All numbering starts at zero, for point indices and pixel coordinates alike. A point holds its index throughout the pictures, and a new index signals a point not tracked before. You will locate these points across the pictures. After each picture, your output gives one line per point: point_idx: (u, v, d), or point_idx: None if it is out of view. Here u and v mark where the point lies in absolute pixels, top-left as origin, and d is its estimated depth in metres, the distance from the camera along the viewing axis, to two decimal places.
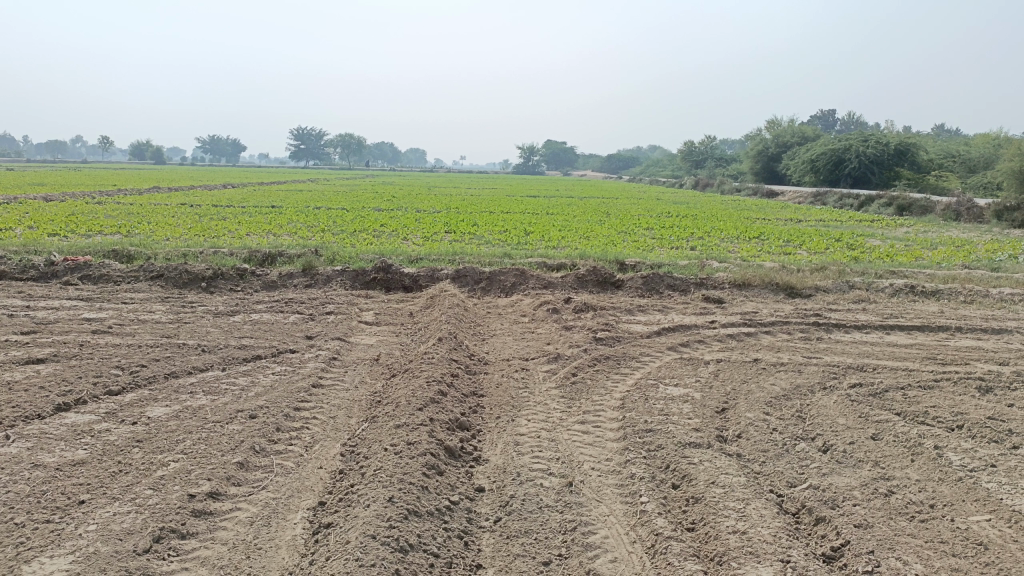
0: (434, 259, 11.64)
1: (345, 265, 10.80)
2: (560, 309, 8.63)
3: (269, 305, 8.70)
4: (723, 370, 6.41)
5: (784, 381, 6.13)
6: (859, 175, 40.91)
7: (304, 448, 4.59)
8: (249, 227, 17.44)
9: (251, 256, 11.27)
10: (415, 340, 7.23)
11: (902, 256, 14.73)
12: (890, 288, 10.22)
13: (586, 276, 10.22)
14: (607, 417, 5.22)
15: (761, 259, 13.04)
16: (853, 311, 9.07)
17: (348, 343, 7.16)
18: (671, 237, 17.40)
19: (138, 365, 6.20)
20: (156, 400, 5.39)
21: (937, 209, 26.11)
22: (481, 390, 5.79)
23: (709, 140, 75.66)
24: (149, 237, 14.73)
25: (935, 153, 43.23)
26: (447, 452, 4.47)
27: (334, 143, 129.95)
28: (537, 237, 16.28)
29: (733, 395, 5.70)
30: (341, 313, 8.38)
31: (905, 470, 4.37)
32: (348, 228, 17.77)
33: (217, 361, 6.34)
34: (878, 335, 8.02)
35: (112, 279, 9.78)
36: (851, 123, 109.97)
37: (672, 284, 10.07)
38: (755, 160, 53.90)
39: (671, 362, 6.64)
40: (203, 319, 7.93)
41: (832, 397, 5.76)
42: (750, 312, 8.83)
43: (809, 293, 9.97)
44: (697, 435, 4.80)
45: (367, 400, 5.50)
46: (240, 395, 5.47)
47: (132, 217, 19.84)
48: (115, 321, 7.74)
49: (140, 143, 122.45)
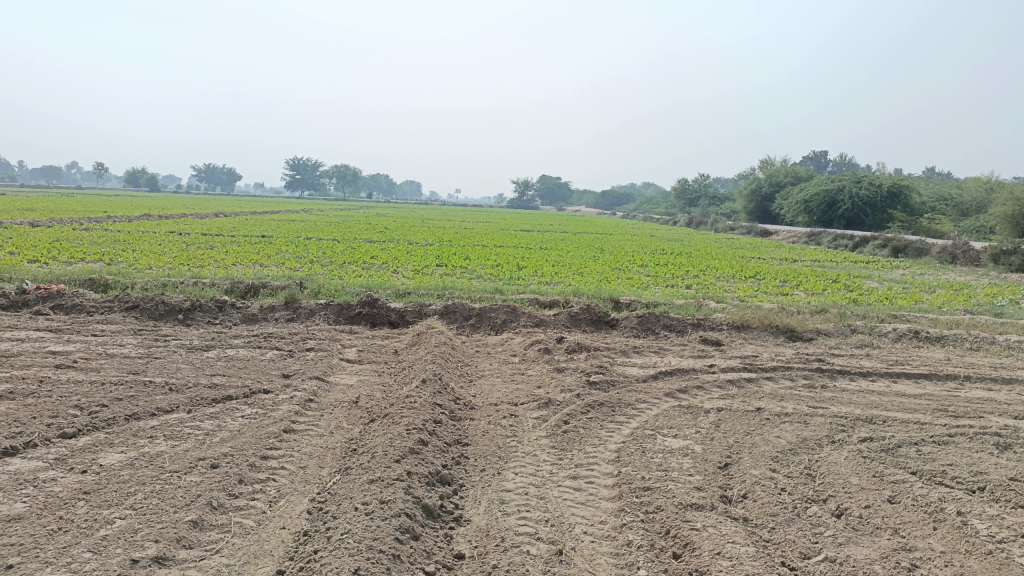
0: (423, 293, 11.29)
1: (330, 298, 10.42)
2: (552, 349, 8.24)
3: (247, 340, 8.29)
4: (725, 419, 6.02)
5: (789, 434, 5.74)
6: (853, 217, 40.93)
7: (267, 505, 4.17)
8: (236, 257, 17.07)
9: (233, 287, 10.88)
10: (398, 381, 6.82)
11: (901, 299, 14.46)
12: (893, 333, 9.89)
13: (579, 314, 9.85)
14: (601, 472, 4.81)
15: (759, 299, 12.73)
16: (857, 356, 8.72)
17: (326, 383, 6.75)
18: (666, 275, 17.09)
19: (98, 405, 5.78)
20: (111, 446, 4.95)
21: (932, 251, 25.95)
22: (466, 438, 5.38)
23: (703, 178, 75.96)
24: (131, 265, 14.35)
25: (927, 195, 43.32)
26: (425, 511, 4.07)
27: (330, 174, 130.31)
28: (530, 273, 15.97)
29: (736, 448, 5.31)
30: (322, 350, 7.98)
31: (929, 541, 3.97)
32: (338, 260, 17.42)
33: (184, 402, 5.92)
34: (884, 383, 7.65)
35: (85, 309, 9.37)
36: (843, 165, 110.94)
37: (669, 324, 9.72)
38: (748, 200, 54.03)
39: (669, 410, 6.24)
40: (175, 355, 7.51)
41: (842, 452, 5.37)
42: (750, 356, 8.47)
43: (810, 336, 9.62)
44: (699, 495, 4.41)
45: (342, 448, 5.08)
46: (203, 441, 5.04)
47: (117, 244, 19.42)
48: (81, 355, 7.31)
49: (135, 171, 122.56)
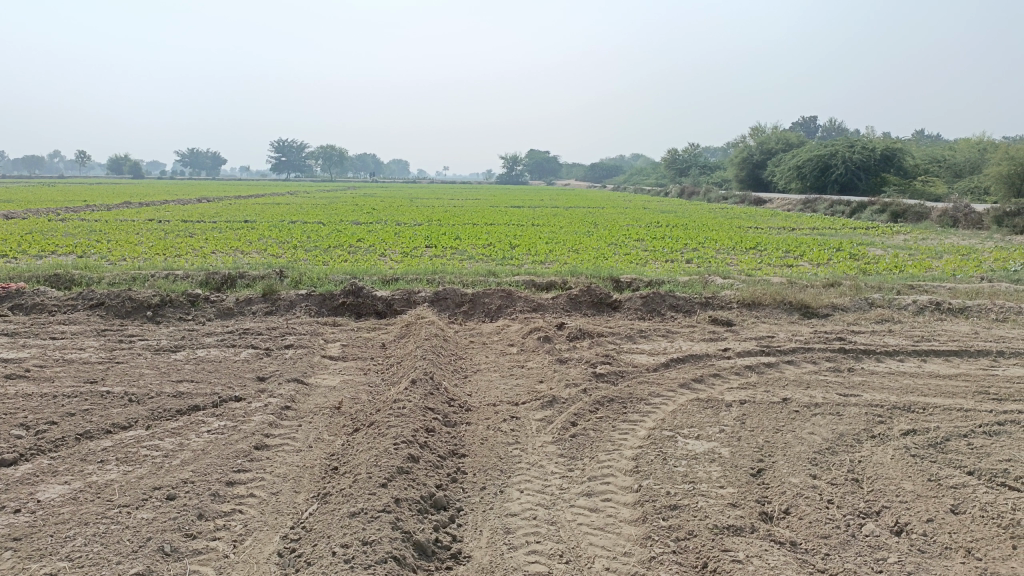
0: (412, 278, 10.60)
1: (312, 287, 9.73)
2: (553, 337, 7.60)
3: (221, 338, 7.61)
4: (750, 414, 5.40)
5: (824, 430, 5.12)
6: (846, 181, 40.27)
7: (231, 547, 3.54)
8: (215, 244, 16.38)
9: (208, 279, 10.18)
10: (386, 382, 6.17)
11: (910, 267, 13.86)
12: (913, 305, 9.29)
13: (579, 297, 9.20)
14: (618, 486, 4.19)
15: (764, 273, 12.11)
16: (879, 333, 8.10)
17: (306, 386, 6.10)
18: (664, 249, 16.44)
19: (45, 423, 5.10)
20: (53, 475, 4.28)
21: (931, 215, 25.30)
22: (462, 449, 4.76)
23: (693, 147, 75.07)
24: (104, 258, 13.63)
25: (921, 158, 42.65)
26: (416, 550, 3.44)
27: (316, 155, 128.87)
28: (523, 251, 15.33)
29: (769, 450, 4.69)
30: (302, 347, 7.31)
31: (1012, 565, 3.39)
32: (323, 244, 16.74)
33: (144, 416, 5.26)
34: (915, 364, 7.04)
35: (46, 309, 8.67)
36: (833, 130, 110.33)
37: (675, 304, 9.09)
38: (740, 168, 53.23)
39: (687, 405, 5.61)
40: (139, 359, 6.83)
41: (887, 451, 4.78)
42: (766, 337, 7.85)
43: (826, 312, 9.00)
44: (735, 514, 3.79)
45: (322, 468, 4.45)
46: (159, 466, 4.39)
47: (92, 235, 18.57)
48: (35, 363, 6.62)
49: (117, 158, 120.80)
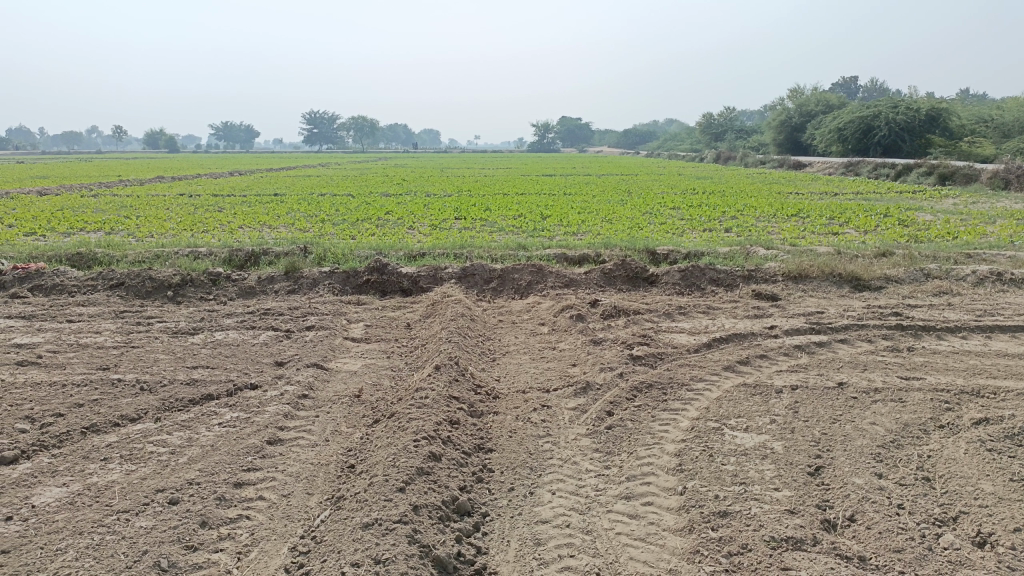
0: (439, 253, 10.22)
1: (336, 264, 9.39)
2: (586, 315, 7.18)
3: (241, 319, 7.32)
4: (804, 401, 4.95)
5: (886, 419, 4.66)
6: (889, 143, 38.87)
7: (234, 561, 3.22)
8: (243, 219, 16.18)
9: (231, 256, 9.91)
10: (410, 367, 5.82)
11: (964, 233, 13.11)
12: (973, 276, 8.68)
13: (614, 271, 8.74)
14: (660, 487, 3.80)
15: (809, 242, 11.50)
16: (937, 308, 7.54)
17: (326, 371, 5.78)
18: (701, 217, 15.87)
19: (51, 415, 4.84)
20: (53, 475, 4.01)
21: (981, 177, 24.17)
22: (489, 443, 4.40)
23: (728, 112, 73.25)
24: (131, 235, 13.48)
25: (968, 118, 40.98)
26: (436, 567, 3.11)
27: (347, 127, 128.72)
28: (554, 222, 14.88)
29: (827, 444, 4.25)
30: (324, 328, 6.98)
31: None
32: (351, 217, 16.46)
33: (154, 406, 4.98)
34: (980, 342, 6.49)
35: (66, 289, 8.46)
36: (874, 91, 107.06)
37: (715, 278, 8.61)
38: (778, 131, 51.84)
39: (733, 391, 5.18)
40: (155, 343, 6.56)
41: (959, 445, 4.30)
42: (815, 312, 7.35)
43: (878, 284, 8.44)
44: (794, 523, 3.38)
45: (338, 465, 4.12)
46: (165, 465, 4.10)
47: (123, 211, 18.46)
48: (49, 348, 6.38)
49: (152, 133, 122.11)
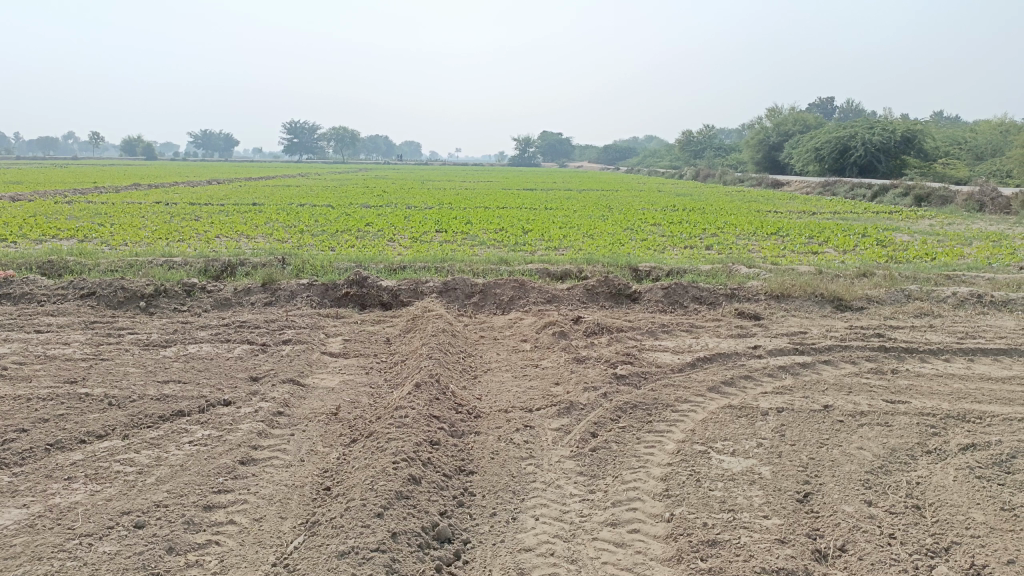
0: (420, 267, 10.09)
1: (314, 277, 9.23)
2: (569, 332, 7.08)
3: (216, 331, 7.14)
4: (790, 424, 4.87)
5: (874, 444, 4.60)
6: (865, 164, 39.35)
7: None
8: (220, 228, 15.95)
9: (206, 266, 9.71)
10: (389, 384, 5.68)
11: (941, 254, 13.20)
12: (953, 298, 8.70)
13: (596, 288, 8.66)
14: (647, 514, 3.69)
15: (790, 261, 11.51)
16: (920, 330, 7.52)
17: (303, 387, 5.62)
18: (682, 234, 15.88)
19: (14, 431, 4.64)
20: (13, 496, 3.83)
21: (957, 199, 24.45)
22: (470, 465, 4.27)
23: (708, 129, 73.91)
24: (105, 243, 13.22)
25: (943, 140, 41.61)
26: None
27: (328, 137, 128.23)
28: (536, 237, 14.80)
29: (815, 469, 4.17)
30: (301, 342, 6.82)
31: None
32: (330, 228, 16.28)
33: (123, 423, 4.80)
34: (963, 365, 6.47)
35: (35, 298, 8.22)
36: (851, 112, 108.63)
37: (698, 296, 8.55)
38: (757, 150, 52.33)
39: (719, 412, 5.09)
40: (126, 355, 6.35)
41: (948, 472, 4.24)
42: (799, 332, 7.30)
43: (860, 305, 8.43)
44: (785, 554, 3.28)
45: (314, 487, 3.97)
46: (132, 485, 3.93)
47: (97, 218, 18.13)
48: (15, 360, 6.16)
49: (130, 140, 120.95)
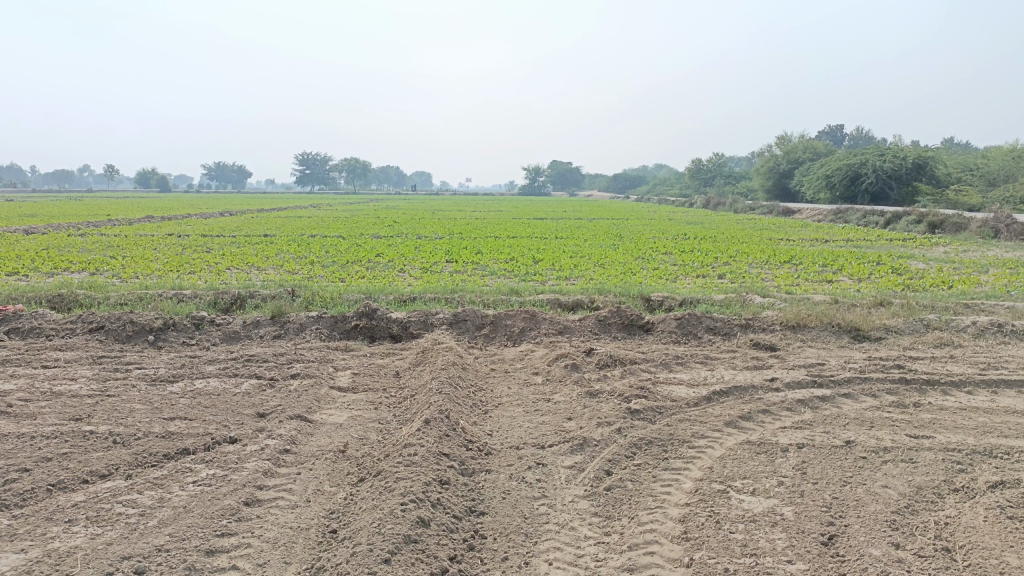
0: (430, 297, 10.02)
1: (324, 309, 9.16)
2: (582, 365, 6.95)
3: (224, 366, 7.06)
4: (812, 461, 4.72)
5: (899, 482, 4.44)
6: (877, 191, 39.22)
7: None
8: (232, 260, 15.98)
9: (216, 298, 9.67)
10: (398, 420, 5.56)
11: (958, 282, 13.02)
12: (973, 327, 8.52)
13: (608, 319, 8.55)
14: (665, 558, 3.55)
15: (804, 290, 11.37)
16: (940, 360, 7.35)
17: (310, 424, 5.51)
18: (694, 263, 15.76)
19: (15, 470, 4.55)
20: (11, 540, 3.72)
21: (971, 225, 24.21)
22: (481, 506, 4.14)
23: (717, 158, 74.05)
24: (115, 276, 13.24)
25: (954, 166, 41.46)
26: None
27: (339, 168, 129.27)
28: (547, 267, 14.73)
29: (839, 510, 4.02)
30: (309, 376, 6.72)
31: None
32: (341, 259, 16.27)
33: (126, 462, 4.70)
34: (987, 397, 6.29)
35: (43, 332, 8.18)
36: (861, 139, 108.69)
37: (712, 326, 8.41)
38: (767, 178, 52.32)
39: (738, 449, 4.94)
40: (132, 391, 6.27)
41: (978, 512, 4.08)
42: (816, 364, 7.15)
43: (878, 335, 8.27)
44: None
45: (320, 530, 3.85)
46: (133, 528, 3.82)
47: (109, 251, 18.21)
48: (20, 396, 6.09)
49: (145, 172, 122.35)
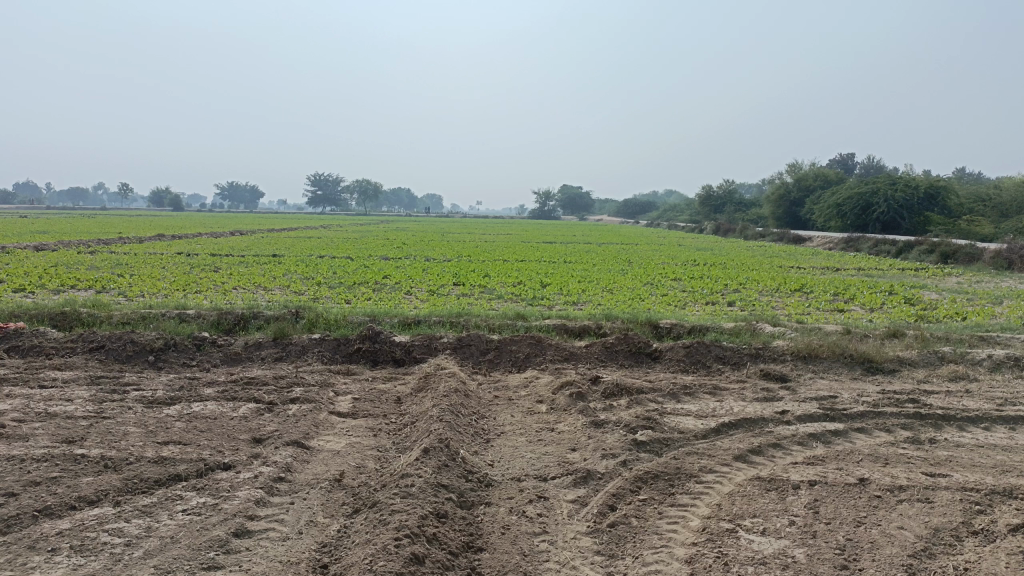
0: (435, 321, 9.91)
1: (327, 331, 9.05)
2: (587, 393, 6.80)
3: (223, 388, 6.94)
4: (824, 499, 4.54)
5: (916, 523, 4.26)
6: (888, 220, 39.01)
7: None
8: (239, 280, 15.91)
9: (219, 319, 9.58)
10: (397, 448, 5.41)
11: (972, 314, 12.80)
12: (989, 361, 8.32)
13: (615, 346, 8.39)
14: None
15: (815, 319, 11.20)
16: (956, 395, 7.15)
17: (307, 450, 5.37)
18: (703, 290, 15.60)
19: (2, 495, 4.42)
20: None
21: (984, 256, 23.96)
22: (479, 541, 3.98)
23: (728, 185, 74.05)
24: (120, 294, 13.17)
25: (967, 196, 41.23)
26: None
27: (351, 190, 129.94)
28: (555, 291, 14.59)
29: (854, 552, 3.84)
30: (309, 401, 6.59)
31: None
32: (348, 280, 16.20)
33: (116, 487, 4.57)
34: (1005, 434, 6.09)
35: (43, 351, 8.09)
36: (872, 168, 108.57)
37: (721, 355, 8.25)
38: (777, 206, 52.20)
39: (747, 485, 4.77)
40: (128, 413, 6.15)
41: (999, 557, 3.89)
42: (828, 396, 6.97)
43: (891, 367, 8.08)
44: None
45: (311, 564, 3.70)
46: (117, 559, 3.68)
47: (117, 269, 18.18)
48: (14, 416, 5.97)
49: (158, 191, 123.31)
